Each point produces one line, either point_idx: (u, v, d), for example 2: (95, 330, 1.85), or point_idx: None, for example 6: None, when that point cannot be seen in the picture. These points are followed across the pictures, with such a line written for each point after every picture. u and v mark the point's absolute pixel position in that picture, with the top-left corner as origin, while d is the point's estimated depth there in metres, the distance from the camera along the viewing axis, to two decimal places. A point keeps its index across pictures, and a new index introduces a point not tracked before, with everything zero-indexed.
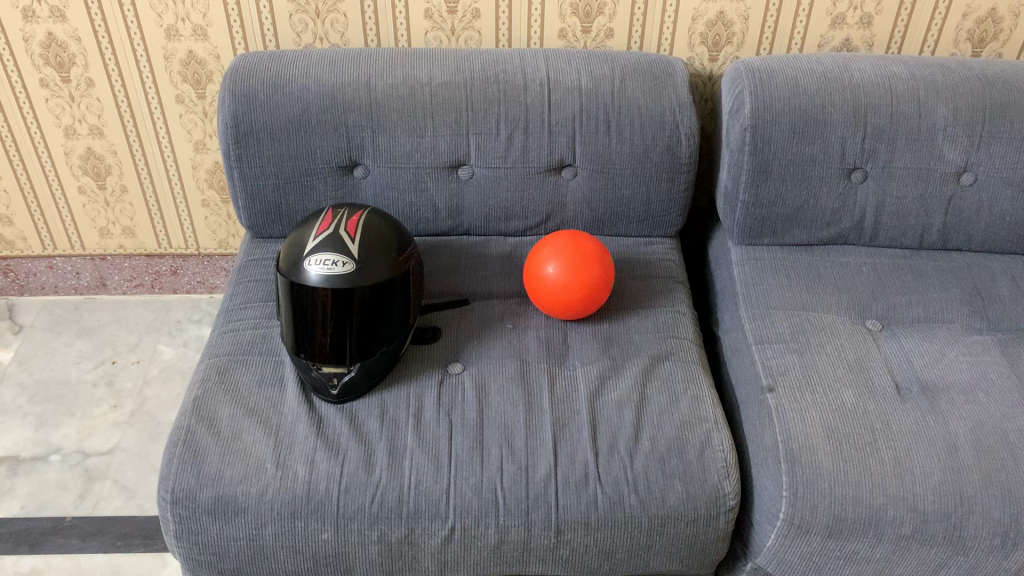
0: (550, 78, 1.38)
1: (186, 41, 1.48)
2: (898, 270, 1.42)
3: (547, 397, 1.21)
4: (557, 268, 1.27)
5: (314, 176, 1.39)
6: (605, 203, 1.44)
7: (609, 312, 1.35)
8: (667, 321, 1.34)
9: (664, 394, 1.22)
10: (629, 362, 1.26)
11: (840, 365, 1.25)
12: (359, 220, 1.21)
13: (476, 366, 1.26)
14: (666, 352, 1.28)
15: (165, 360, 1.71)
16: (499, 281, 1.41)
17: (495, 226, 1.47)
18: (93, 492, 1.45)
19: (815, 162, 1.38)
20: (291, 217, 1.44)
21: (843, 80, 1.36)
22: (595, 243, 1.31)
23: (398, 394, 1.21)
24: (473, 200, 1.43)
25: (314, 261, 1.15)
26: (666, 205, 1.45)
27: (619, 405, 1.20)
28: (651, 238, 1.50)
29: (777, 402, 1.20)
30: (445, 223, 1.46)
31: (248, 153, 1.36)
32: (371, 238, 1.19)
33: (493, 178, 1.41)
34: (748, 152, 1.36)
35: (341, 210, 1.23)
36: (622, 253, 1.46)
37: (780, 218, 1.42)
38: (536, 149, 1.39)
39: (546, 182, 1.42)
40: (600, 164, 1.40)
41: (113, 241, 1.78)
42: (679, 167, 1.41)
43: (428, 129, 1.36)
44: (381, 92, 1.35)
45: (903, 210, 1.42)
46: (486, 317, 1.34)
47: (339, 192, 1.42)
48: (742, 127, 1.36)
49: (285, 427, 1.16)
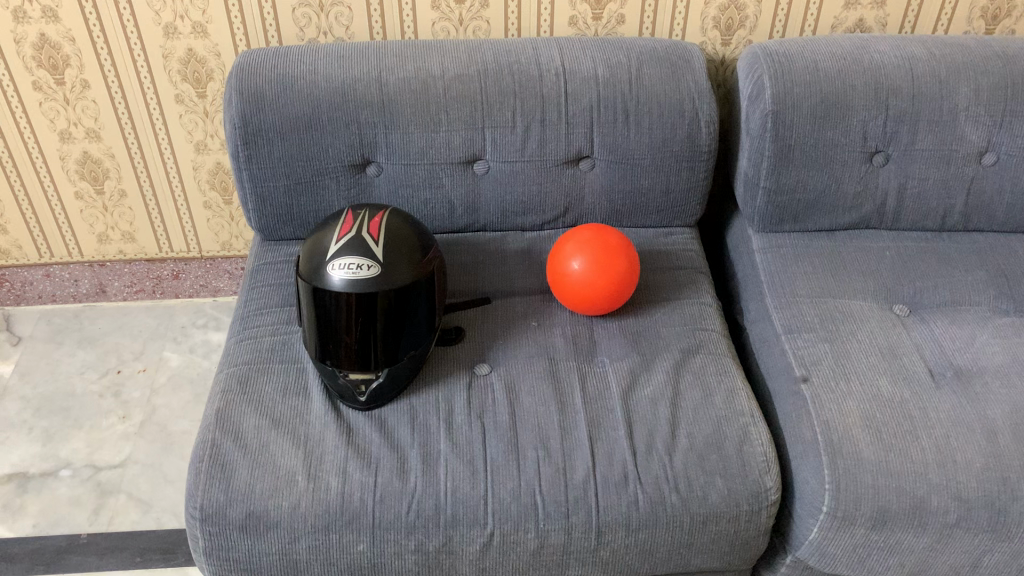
0: (565, 68, 1.35)
1: (185, 39, 1.44)
2: (921, 253, 1.40)
3: (579, 397, 1.18)
4: (583, 264, 1.25)
5: (326, 176, 1.35)
6: (624, 194, 1.41)
7: (634, 306, 1.32)
8: (694, 313, 1.31)
9: (697, 389, 1.19)
10: (659, 357, 1.24)
11: (871, 353, 1.24)
12: (382, 220, 1.17)
13: (503, 368, 1.23)
14: (695, 345, 1.26)
15: (172, 368, 1.66)
16: (519, 277, 1.37)
17: (511, 221, 1.43)
18: (107, 507, 1.42)
19: (837, 147, 1.35)
20: (303, 219, 1.39)
21: (862, 62, 1.34)
22: (619, 237, 1.29)
23: (426, 399, 1.18)
24: (489, 194, 1.39)
25: (338, 265, 1.12)
26: (687, 194, 1.42)
27: (653, 401, 1.17)
28: (670, 227, 1.46)
29: (812, 393, 1.18)
30: (460, 220, 1.42)
31: (258, 154, 1.32)
32: (395, 240, 1.16)
33: (509, 172, 1.37)
34: (770, 138, 1.34)
35: (362, 210, 1.19)
36: (642, 244, 1.43)
37: (802, 205, 1.39)
38: (553, 140, 1.35)
39: (563, 175, 1.39)
40: (619, 154, 1.37)
41: (113, 247, 1.73)
42: (700, 155, 1.38)
43: (442, 124, 1.33)
44: (394, 87, 1.32)
45: (925, 193, 1.39)
46: (510, 315, 1.31)
47: (351, 192, 1.37)
48: (763, 113, 1.33)
49: (314, 437, 1.13)
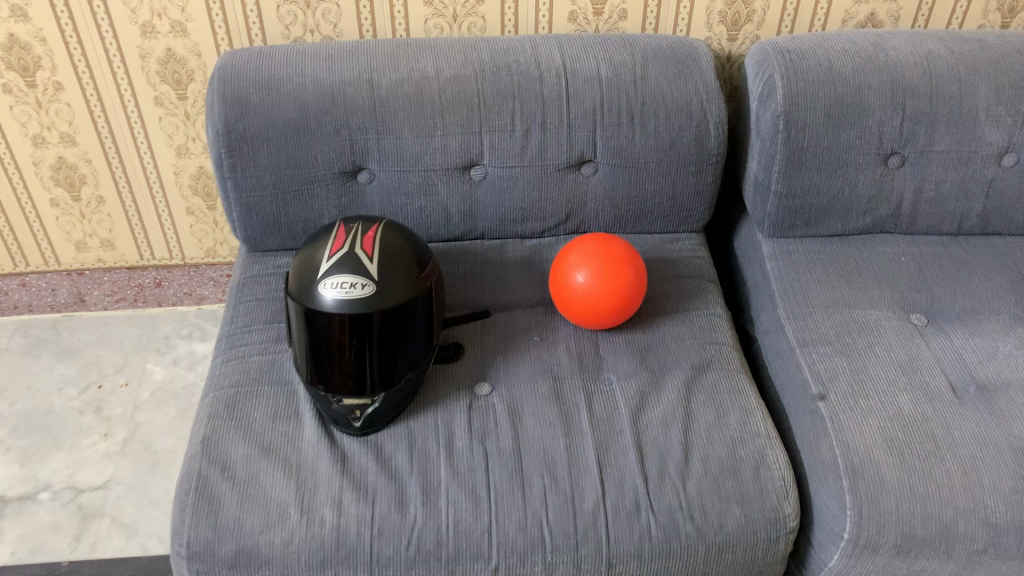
0: (566, 67, 1.28)
1: (163, 39, 1.36)
2: (938, 259, 1.34)
3: (586, 418, 1.12)
4: (587, 276, 1.19)
5: (316, 184, 1.28)
6: (628, 200, 1.34)
7: (641, 319, 1.26)
8: (705, 325, 1.25)
9: (710, 408, 1.13)
10: (669, 374, 1.18)
11: (890, 367, 1.18)
12: (376, 235, 1.10)
13: (505, 387, 1.16)
14: (707, 361, 1.20)
15: (156, 382, 1.59)
16: (520, 288, 1.30)
17: (510, 228, 1.36)
18: (90, 532, 1.35)
19: (851, 149, 1.29)
20: (291, 229, 1.32)
21: (878, 60, 1.28)
22: (626, 247, 1.22)
23: (425, 423, 1.11)
24: (487, 202, 1.33)
25: (330, 285, 1.05)
26: (694, 199, 1.35)
27: (664, 422, 1.11)
28: (677, 233, 1.39)
29: (830, 411, 1.12)
30: (457, 228, 1.35)
31: (243, 162, 1.24)
32: (391, 256, 1.09)
33: (508, 177, 1.30)
34: (781, 140, 1.28)
35: (355, 223, 1.12)
36: (647, 252, 1.36)
37: (814, 209, 1.33)
38: (554, 144, 1.29)
39: (565, 180, 1.32)
40: (624, 158, 1.30)
41: (91, 255, 1.65)
42: (707, 158, 1.32)
43: (438, 129, 1.26)
44: (386, 90, 1.24)
45: (942, 196, 1.34)
46: (511, 330, 1.24)
47: (342, 201, 1.30)
48: (774, 115, 1.27)
49: (307, 466, 1.06)
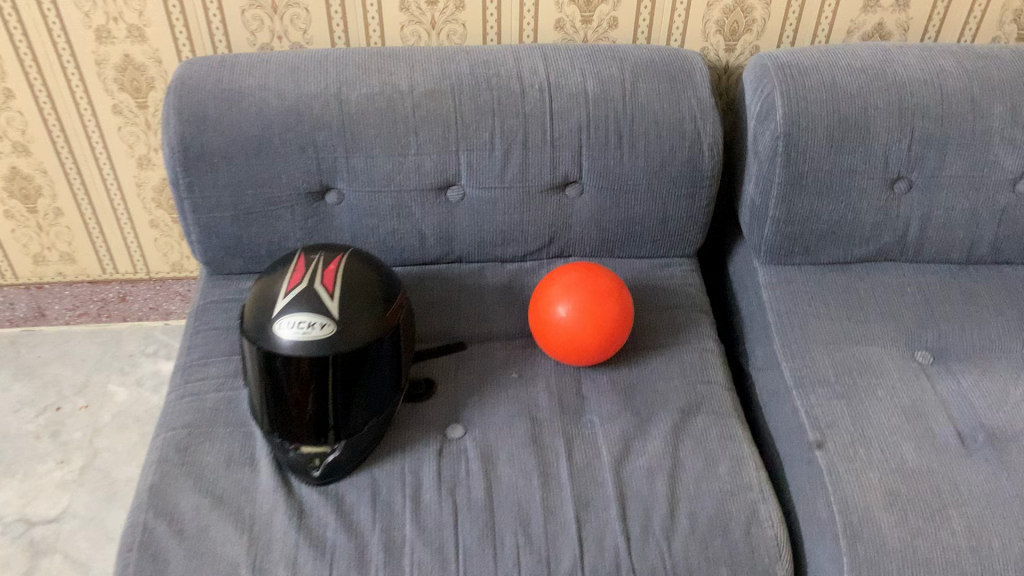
0: (550, 82, 1.19)
1: (120, 44, 1.27)
2: (945, 290, 1.26)
3: (565, 468, 1.04)
4: (569, 310, 1.10)
5: (280, 205, 1.19)
6: (616, 223, 1.25)
7: (627, 355, 1.18)
8: (695, 362, 1.17)
9: (699, 457, 1.05)
10: (655, 417, 1.10)
11: (893, 412, 1.10)
12: (339, 268, 1.02)
13: (479, 430, 1.08)
14: (696, 403, 1.11)
15: (117, 404, 1.51)
16: (499, 319, 1.22)
17: (490, 252, 1.28)
18: (39, 571, 1.27)
19: (855, 173, 1.20)
20: (255, 251, 1.23)
21: (886, 77, 1.19)
22: (611, 279, 1.14)
23: (391, 471, 1.03)
24: (464, 224, 1.24)
25: (287, 324, 0.96)
26: (686, 223, 1.27)
27: (649, 473, 1.03)
28: (668, 258, 1.31)
29: (828, 462, 1.04)
30: (433, 251, 1.27)
31: (201, 181, 1.16)
32: (354, 292, 1.00)
33: (487, 199, 1.22)
34: (780, 163, 1.19)
35: (316, 255, 1.03)
36: (636, 278, 1.28)
37: (815, 235, 1.25)
38: (537, 165, 1.20)
39: (548, 202, 1.23)
40: (611, 180, 1.21)
41: (51, 269, 1.56)
42: (701, 181, 1.23)
43: (411, 147, 1.17)
44: (356, 104, 1.15)
45: (951, 223, 1.25)
46: (488, 365, 1.16)
47: (309, 222, 1.21)
48: (773, 136, 1.18)
49: (262, 519, 0.98)
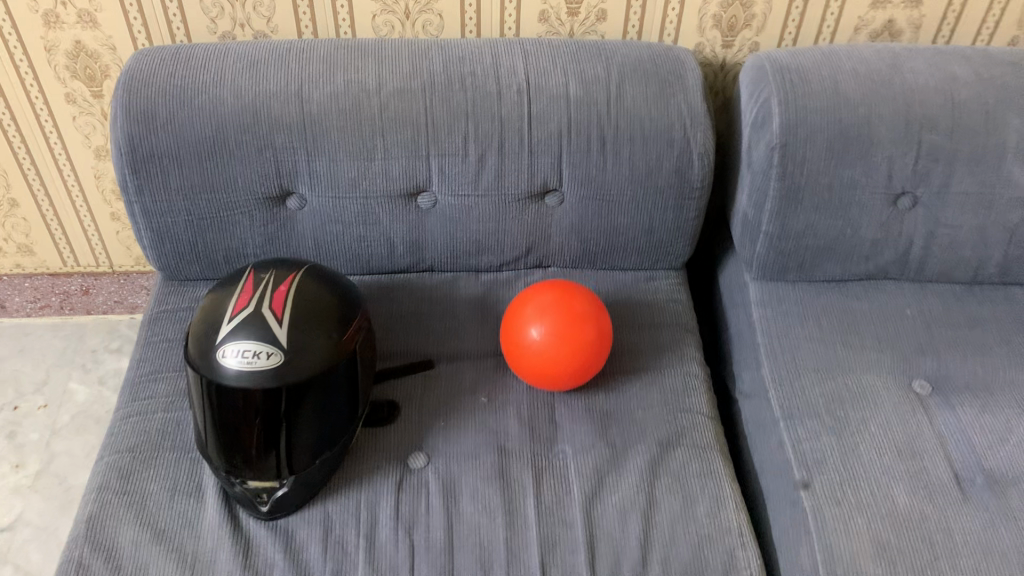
0: (530, 82, 1.10)
1: (71, 30, 1.17)
2: (948, 313, 1.18)
3: (532, 505, 0.97)
4: (543, 334, 1.02)
5: (237, 210, 1.11)
6: (598, 235, 1.17)
7: (605, 378, 1.10)
8: (677, 388, 1.09)
9: (676, 495, 0.99)
10: (631, 450, 1.03)
11: (886, 449, 1.03)
12: (290, 290, 0.94)
13: (443, 460, 1.02)
14: (676, 434, 1.04)
15: (77, 404, 1.44)
16: (470, 335, 1.15)
17: (463, 261, 1.20)
18: None
19: (856, 187, 1.12)
20: (212, 257, 1.16)
21: (893, 84, 1.10)
22: (589, 299, 1.06)
23: (346, 505, 0.97)
24: (436, 232, 1.16)
25: (231, 352, 0.89)
26: (674, 235, 1.19)
27: (621, 513, 0.97)
28: (653, 271, 1.23)
29: (814, 504, 0.97)
30: (402, 260, 1.19)
31: (151, 184, 1.08)
32: (306, 317, 0.93)
33: (460, 207, 1.14)
34: (776, 175, 1.10)
35: (267, 274, 0.96)
36: (618, 293, 1.20)
37: (810, 252, 1.17)
38: (513, 172, 1.11)
39: (526, 211, 1.15)
40: (593, 189, 1.13)
41: (8, 261, 1.49)
42: (690, 191, 1.14)
43: (378, 151, 1.09)
44: (318, 104, 1.07)
45: (957, 242, 1.17)
46: (455, 387, 1.09)
47: (268, 228, 1.13)
48: (768, 146, 1.09)
49: (205, 557, 0.92)
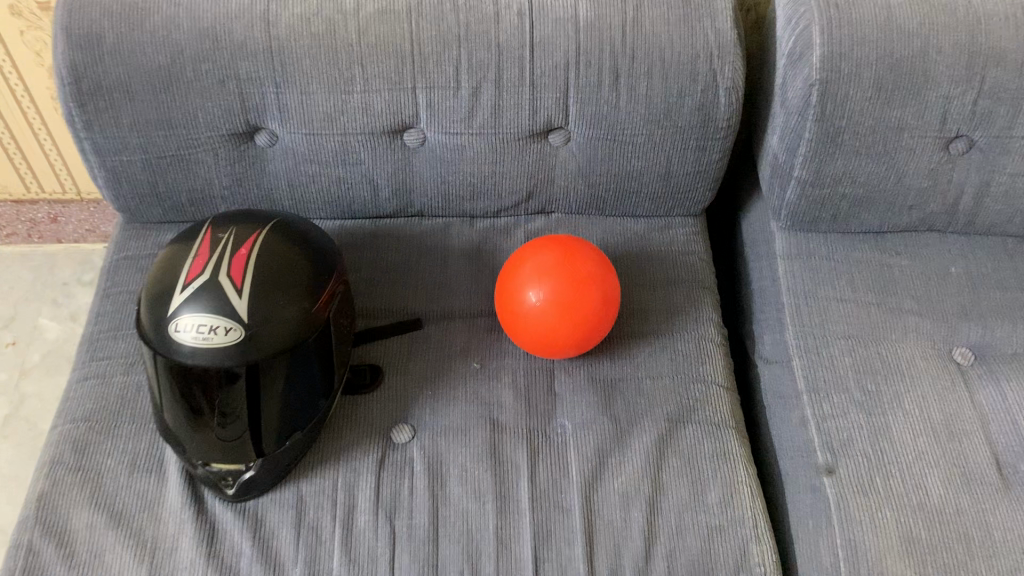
0: (532, 4, 0.94)
1: None
2: (997, 273, 1.06)
3: (526, 488, 0.88)
4: (544, 302, 0.91)
5: (200, 148, 0.99)
6: (608, 178, 1.05)
7: (611, 343, 1.00)
8: (690, 355, 0.99)
9: (685, 480, 0.89)
10: (638, 427, 0.93)
11: (921, 430, 0.92)
12: (252, 253, 0.83)
13: (430, 435, 0.92)
14: (688, 408, 0.94)
15: (48, 342, 1.35)
16: (463, 290, 1.04)
17: (456, 206, 1.08)
18: None
19: (904, 130, 0.98)
20: (176, 198, 1.04)
21: (957, 10, 0.93)
22: (595, 258, 0.94)
23: (322, 486, 0.88)
24: (425, 174, 1.04)
25: (185, 327, 0.78)
26: (694, 179, 1.05)
27: (624, 500, 0.87)
28: (668, 218, 1.10)
29: (838, 493, 0.88)
30: (389, 204, 1.07)
31: (101, 119, 0.95)
32: (271, 285, 0.82)
33: (453, 147, 1.01)
34: (812, 116, 0.96)
35: (226, 234, 0.84)
36: (629, 242, 1.08)
37: (847, 201, 1.04)
38: (513, 108, 0.98)
39: (526, 151, 1.02)
40: (603, 128, 1.00)
41: None
42: (714, 132, 1.00)
43: (357, 82, 0.95)
44: (287, 28, 0.92)
45: (1014, 193, 1.03)
46: (445, 351, 0.99)
47: (237, 167, 1.01)
48: (806, 82, 0.95)
49: (167, 543, 0.84)
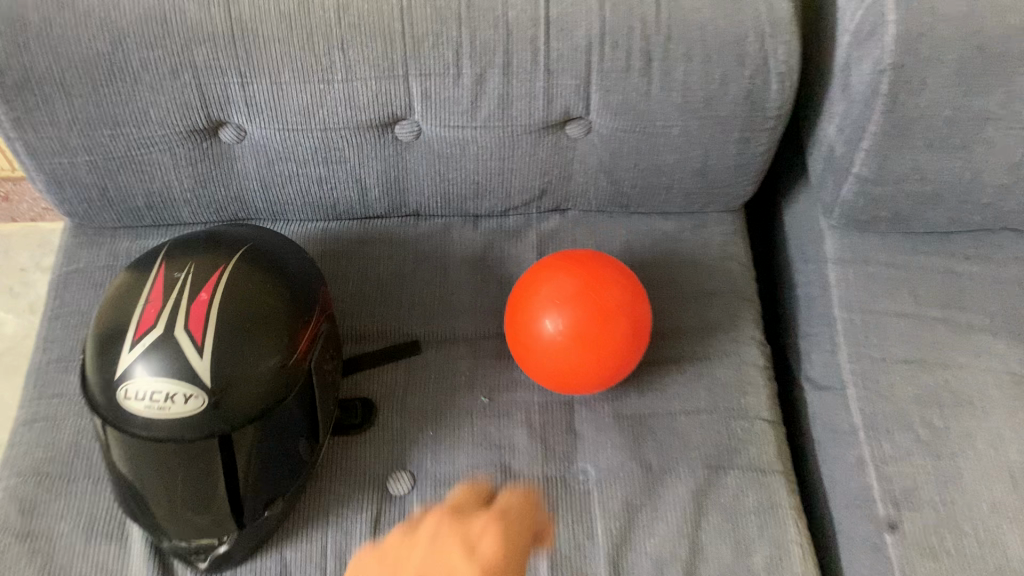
0: None
1: None
2: None
3: (544, 553, 0.77)
4: (562, 338, 0.78)
5: (156, 147, 0.83)
6: (635, 175, 0.90)
7: (639, 371, 0.87)
8: (730, 384, 0.86)
9: (728, 540, 0.78)
10: (672, 474, 0.81)
11: (998, 474, 0.80)
12: (215, 297, 0.69)
13: (432, 487, 0.80)
14: (728, 451, 0.83)
15: (5, 339, 1.22)
16: (468, 307, 0.90)
17: (458, 204, 0.93)
18: None
19: (986, 121, 0.81)
20: (132, 202, 0.89)
21: None
22: (623, 282, 0.80)
23: (310, 552, 0.76)
24: (421, 171, 0.89)
25: (138, 395, 0.65)
26: (735, 174, 0.90)
27: (657, 566, 0.76)
28: (702, 214, 0.96)
29: (902, 556, 0.77)
30: (380, 204, 0.92)
31: (33, 117, 0.79)
32: (239, 337, 0.68)
33: (453, 143, 0.85)
34: (882, 107, 0.80)
35: (183, 271, 0.70)
36: (657, 245, 0.94)
37: (913, 200, 0.89)
38: (523, 98, 0.82)
39: (540, 146, 0.87)
40: (631, 119, 0.84)
41: None
42: (763, 122, 0.85)
43: (336, 70, 0.78)
44: (249, 5, 0.75)
45: None
46: (448, 382, 0.86)
47: (200, 167, 0.86)
48: (875, 66, 0.79)
49: None
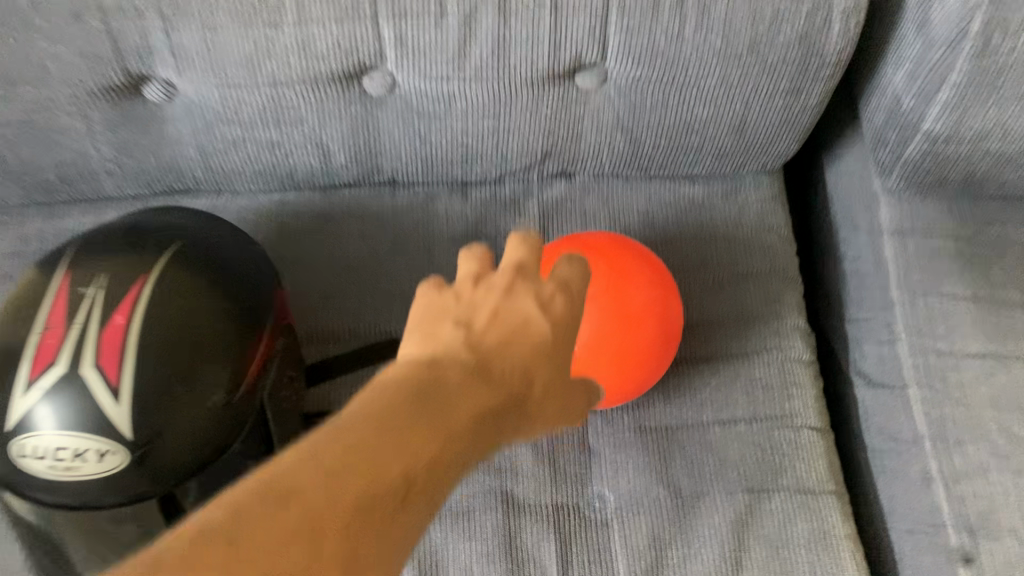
0: None
1: None
2: None
3: None
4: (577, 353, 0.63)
5: (63, 110, 0.66)
6: (659, 134, 0.73)
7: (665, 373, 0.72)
8: (772, 387, 0.72)
9: None
10: (706, 503, 0.68)
11: None
12: (133, 323, 0.53)
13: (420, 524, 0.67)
14: (772, 471, 0.69)
15: None
16: None
17: (444, 169, 0.77)
18: None
19: None
20: (44, 174, 0.73)
21: None
22: (648, 278, 0.65)
23: None
24: (397, 133, 0.72)
25: (39, 454, 0.51)
26: (780, 132, 0.74)
27: None
28: (736, 177, 0.80)
29: None
30: (348, 171, 0.76)
31: None
32: (167, 375, 0.53)
33: (435, 99, 0.68)
34: (975, 51, 0.64)
35: (92, 285, 0.53)
36: (683, 216, 0.79)
37: (995, 162, 0.72)
38: (522, 42, 0.64)
39: (543, 101, 0.70)
40: (658, 68, 0.67)
41: None
42: (822, 70, 0.67)
43: (285, 11, 0.61)
44: None
45: None
46: None
47: (123, 133, 0.69)
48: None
49: None
